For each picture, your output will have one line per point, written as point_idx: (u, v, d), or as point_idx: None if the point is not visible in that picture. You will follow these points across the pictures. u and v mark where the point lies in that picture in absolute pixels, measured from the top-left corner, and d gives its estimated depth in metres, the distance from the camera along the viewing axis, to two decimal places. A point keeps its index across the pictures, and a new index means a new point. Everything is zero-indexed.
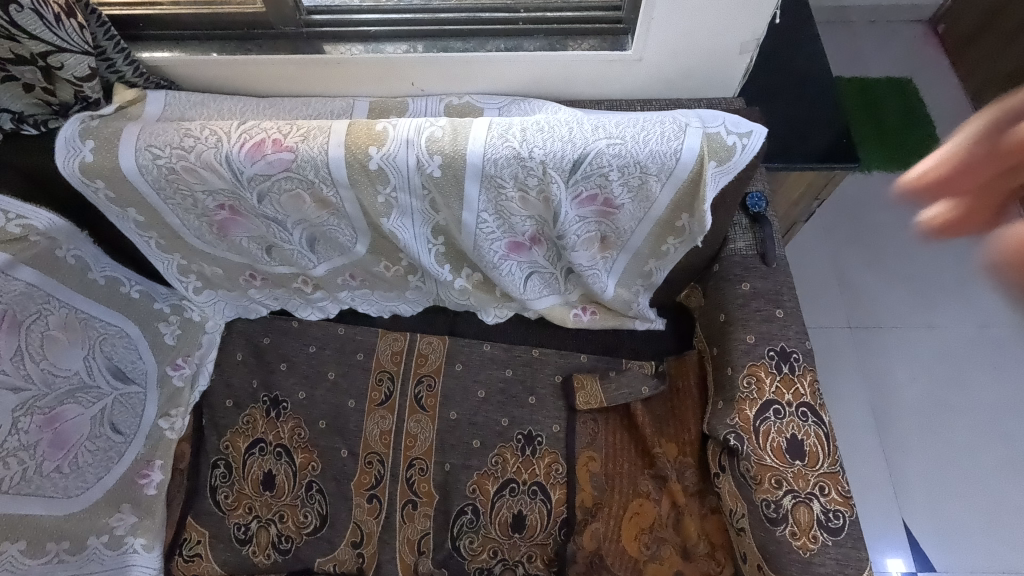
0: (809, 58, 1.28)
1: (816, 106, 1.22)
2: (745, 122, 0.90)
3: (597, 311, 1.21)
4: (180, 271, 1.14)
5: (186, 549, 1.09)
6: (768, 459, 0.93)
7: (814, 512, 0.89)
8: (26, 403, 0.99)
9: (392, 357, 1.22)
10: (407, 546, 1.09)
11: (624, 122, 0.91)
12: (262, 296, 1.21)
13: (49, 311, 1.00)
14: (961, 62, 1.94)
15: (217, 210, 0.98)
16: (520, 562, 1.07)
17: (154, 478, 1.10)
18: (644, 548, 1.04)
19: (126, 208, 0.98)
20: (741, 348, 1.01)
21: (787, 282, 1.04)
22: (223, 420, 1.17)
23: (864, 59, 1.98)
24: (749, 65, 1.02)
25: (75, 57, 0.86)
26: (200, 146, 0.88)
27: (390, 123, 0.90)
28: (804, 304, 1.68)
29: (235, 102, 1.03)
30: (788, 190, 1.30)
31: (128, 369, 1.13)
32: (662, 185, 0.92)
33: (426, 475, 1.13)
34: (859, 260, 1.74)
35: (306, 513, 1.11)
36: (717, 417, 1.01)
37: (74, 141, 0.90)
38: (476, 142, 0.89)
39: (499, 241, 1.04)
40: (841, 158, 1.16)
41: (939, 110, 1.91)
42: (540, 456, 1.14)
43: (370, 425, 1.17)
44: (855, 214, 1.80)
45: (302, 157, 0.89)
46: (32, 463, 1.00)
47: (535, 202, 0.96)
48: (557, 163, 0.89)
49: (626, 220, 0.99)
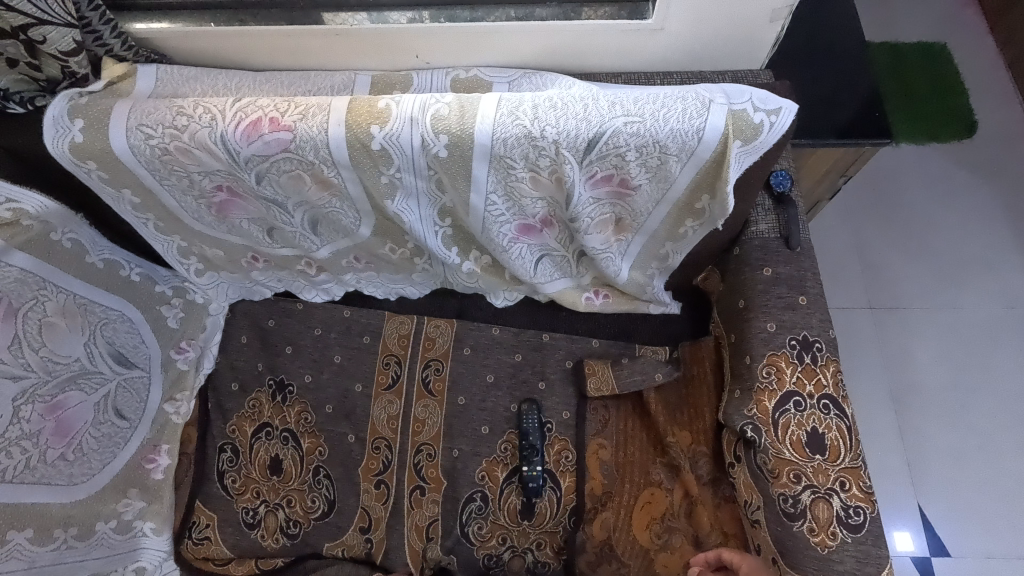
0: (841, 25, 1.20)
1: (848, 77, 1.15)
2: (774, 98, 0.84)
3: (610, 295, 1.15)
4: (181, 253, 1.11)
5: (196, 531, 1.09)
6: (786, 452, 0.90)
7: (834, 509, 0.87)
8: (27, 391, 0.95)
9: (398, 341, 1.19)
10: (415, 533, 1.07)
11: (643, 97, 0.84)
12: (266, 278, 1.18)
13: (46, 297, 0.97)
14: (1000, 26, 1.83)
15: (215, 192, 0.94)
16: (529, 549, 1.07)
17: (161, 462, 1.10)
18: (656, 538, 1.02)
19: (121, 189, 0.94)
20: (761, 337, 0.96)
21: (811, 267, 0.99)
22: (229, 404, 1.17)
23: (898, 21, 1.85)
24: (780, 34, 0.95)
25: (58, 30, 0.81)
26: (194, 124, 0.84)
27: (393, 100, 0.85)
28: (827, 283, 1.62)
29: (230, 76, 0.97)
30: (813, 168, 1.24)
31: (131, 354, 1.10)
32: (682, 166, 0.87)
33: (434, 461, 1.12)
34: (884, 237, 1.66)
35: (314, 498, 1.11)
36: (733, 407, 0.97)
37: (62, 120, 0.86)
38: (485, 119, 0.83)
39: (509, 223, 0.99)
40: (872, 134, 1.09)
41: (974, 77, 1.81)
42: (550, 444, 1.12)
43: (377, 410, 1.15)
44: (882, 188, 1.72)
45: (301, 137, 0.84)
46: (36, 452, 0.96)
47: (547, 183, 0.91)
48: (570, 142, 0.83)
49: (643, 202, 0.94)
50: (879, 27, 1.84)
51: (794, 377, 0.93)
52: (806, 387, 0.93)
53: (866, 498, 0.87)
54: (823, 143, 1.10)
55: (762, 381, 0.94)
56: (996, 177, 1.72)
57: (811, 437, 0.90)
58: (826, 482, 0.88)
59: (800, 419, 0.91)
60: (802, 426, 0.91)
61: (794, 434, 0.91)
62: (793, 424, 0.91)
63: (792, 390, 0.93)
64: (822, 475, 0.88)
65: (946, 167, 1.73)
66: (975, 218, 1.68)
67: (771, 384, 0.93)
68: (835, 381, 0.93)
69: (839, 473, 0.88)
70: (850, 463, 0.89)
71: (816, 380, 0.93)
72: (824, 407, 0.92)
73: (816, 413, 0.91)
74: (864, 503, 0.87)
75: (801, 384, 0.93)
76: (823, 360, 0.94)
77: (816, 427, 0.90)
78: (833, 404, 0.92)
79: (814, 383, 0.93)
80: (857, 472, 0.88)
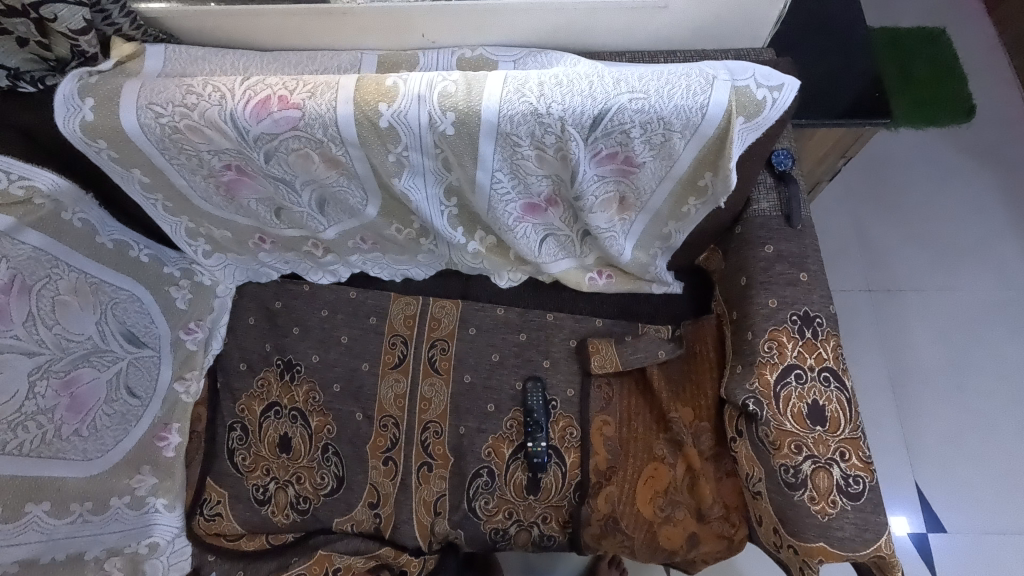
0: (841, 5, 1.21)
1: (850, 57, 1.16)
2: (776, 75, 0.85)
3: (613, 274, 1.18)
4: (189, 234, 1.12)
5: (208, 508, 1.11)
6: (788, 424, 0.92)
7: (834, 478, 0.89)
8: (42, 367, 0.97)
9: (404, 321, 1.20)
10: (423, 507, 1.10)
11: (647, 74, 0.85)
12: (273, 260, 1.19)
13: (58, 275, 0.98)
14: (998, 9, 1.84)
15: (224, 171, 0.95)
16: (535, 523, 1.09)
17: (172, 440, 1.12)
18: (659, 511, 1.04)
19: (131, 168, 0.95)
20: (763, 313, 0.98)
21: (813, 244, 1.01)
22: (237, 384, 1.18)
23: (898, 4, 1.86)
24: (782, 13, 0.96)
25: (68, 7, 0.82)
26: (203, 103, 0.84)
27: (401, 78, 0.86)
28: (827, 267, 1.64)
29: (239, 56, 0.99)
30: (814, 148, 1.25)
31: (142, 334, 1.12)
32: (686, 143, 0.88)
33: (441, 438, 1.14)
34: (884, 221, 1.68)
35: (323, 475, 1.13)
36: (735, 382, 0.99)
37: (73, 99, 0.87)
38: (492, 97, 0.84)
39: (515, 202, 1.00)
40: (872, 113, 1.11)
41: (973, 61, 1.81)
42: (555, 420, 1.13)
43: (384, 389, 1.17)
44: (880, 172, 1.73)
45: (310, 115, 0.85)
46: (51, 427, 0.98)
47: (552, 161, 0.92)
48: (576, 119, 0.84)
49: (647, 179, 0.95)
50: (880, 10, 1.85)
51: (795, 351, 0.95)
52: (807, 361, 0.94)
53: (865, 468, 0.89)
54: (823, 123, 1.11)
55: (763, 355, 0.96)
56: (993, 160, 1.73)
57: (812, 409, 0.92)
58: (827, 452, 0.90)
59: (801, 392, 0.93)
60: (803, 398, 0.93)
61: (795, 407, 0.92)
62: (794, 397, 0.93)
63: (793, 363, 0.94)
64: (822, 445, 0.90)
65: (944, 151, 1.74)
66: (973, 201, 1.70)
67: (773, 358, 0.95)
68: (835, 354, 0.95)
69: (838, 443, 0.90)
70: (849, 434, 0.91)
71: (817, 354, 0.95)
72: (824, 379, 0.94)
73: (816, 385, 0.93)
74: (863, 472, 0.89)
75: (802, 358, 0.94)
76: (823, 335, 0.96)
77: (817, 399, 0.92)
78: (833, 377, 0.94)
79: (815, 356, 0.95)
80: (857, 442, 0.90)
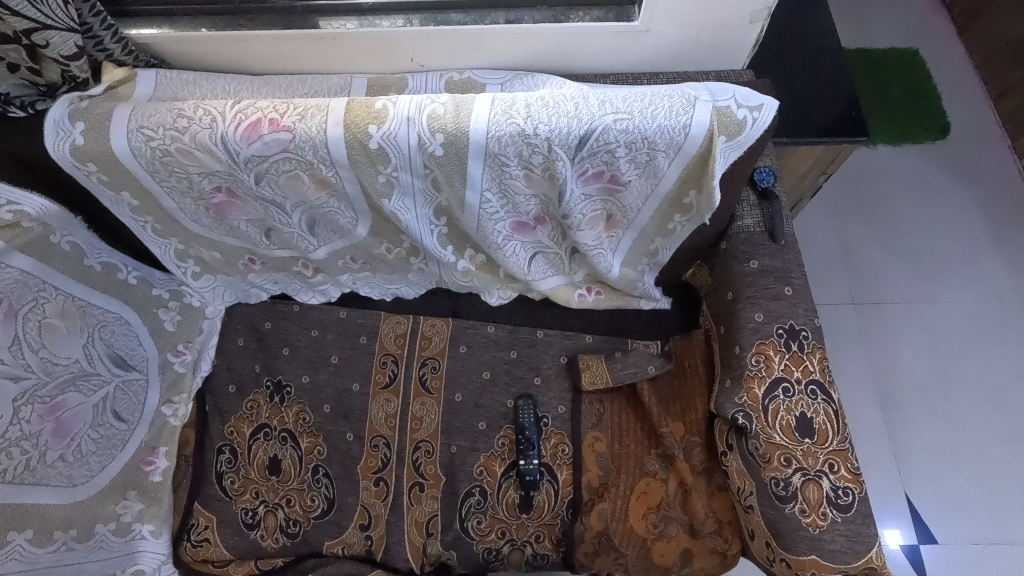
0: (816, 29, 1.25)
1: (828, 77, 1.20)
2: (755, 96, 0.88)
3: (602, 291, 1.19)
4: (178, 256, 1.12)
5: (195, 533, 1.09)
6: (777, 437, 0.93)
7: (824, 490, 0.89)
8: (27, 391, 0.97)
9: (395, 340, 1.20)
10: (415, 528, 1.09)
11: (631, 96, 0.88)
12: (263, 280, 1.19)
13: (45, 299, 0.99)
14: (968, 31, 1.91)
15: (215, 193, 0.96)
16: (529, 542, 1.08)
17: (159, 465, 1.10)
18: (653, 527, 1.04)
19: (120, 191, 0.95)
20: (750, 326, 1.00)
21: (796, 259, 1.02)
22: (226, 407, 1.17)
23: (872, 29, 1.93)
24: (759, 36, 1.00)
25: (61, 34, 0.83)
26: (194, 126, 0.85)
27: (390, 100, 0.87)
28: (811, 281, 1.67)
29: (230, 81, 1.00)
30: (796, 165, 1.28)
31: (129, 357, 1.12)
32: (670, 161, 0.90)
33: (432, 457, 1.13)
34: (866, 236, 1.71)
35: (313, 497, 1.11)
36: (724, 396, 1.00)
37: (63, 123, 0.88)
38: (479, 119, 0.86)
39: (503, 220, 1.01)
40: (849, 131, 1.14)
41: (946, 81, 1.87)
42: (546, 437, 1.14)
43: (375, 409, 1.16)
44: (861, 189, 1.77)
45: (300, 137, 0.86)
46: (35, 453, 0.97)
47: (540, 180, 0.94)
48: (563, 139, 0.86)
49: (633, 197, 0.97)
50: (854, 33, 1.92)
51: (782, 364, 0.96)
52: (794, 374, 0.95)
53: (854, 479, 0.90)
54: (803, 141, 1.14)
55: (751, 368, 0.97)
56: (969, 174, 1.78)
57: (800, 421, 0.93)
58: (816, 464, 0.91)
59: (789, 404, 0.94)
60: (791, 411, 0.93)
61: (783, 420, 0.93)
62: (783, 410, 0.94)
63: (780, 376, 0.95)
64: (811, 457, 0.91)
65: (922, 167, 1.79)
66: (953, 215, 1.74)
67: (760, 372, 0.96)
68: (821, 367, 0.96)
69: (827, 455, 0.91)
70: (838, 446, 0.92)
71: (803, 367, 0.96)
72: (812, 392, 0.95)
73: (804, 398, 0.94)
74: (852, 483, 0.90)
75: (789, 371, 0.95)
76: (809, 348, 0.97)
77: (804, 412, 0.93)
78: (820, 390, 0.95)
79: (801, 369, 0.96)
80: (844, 454, 0.91)
